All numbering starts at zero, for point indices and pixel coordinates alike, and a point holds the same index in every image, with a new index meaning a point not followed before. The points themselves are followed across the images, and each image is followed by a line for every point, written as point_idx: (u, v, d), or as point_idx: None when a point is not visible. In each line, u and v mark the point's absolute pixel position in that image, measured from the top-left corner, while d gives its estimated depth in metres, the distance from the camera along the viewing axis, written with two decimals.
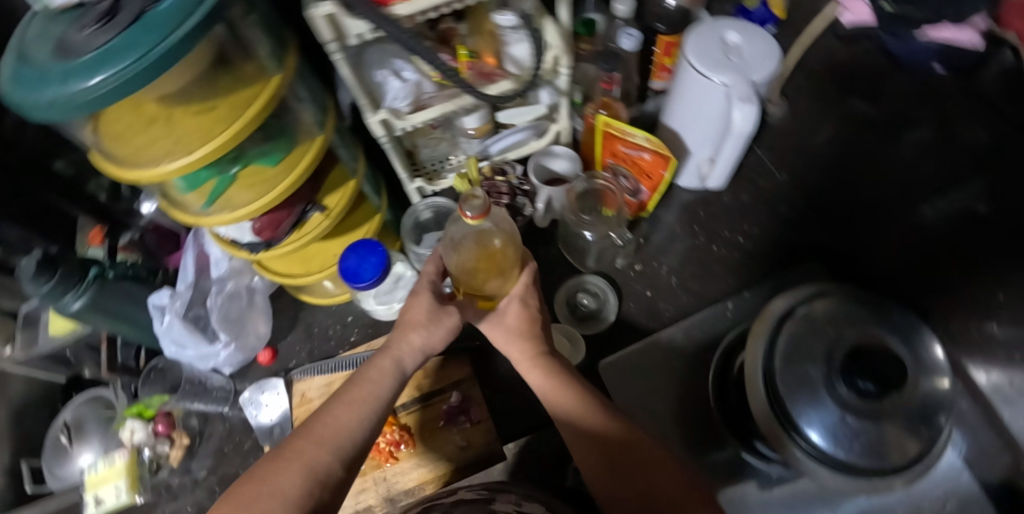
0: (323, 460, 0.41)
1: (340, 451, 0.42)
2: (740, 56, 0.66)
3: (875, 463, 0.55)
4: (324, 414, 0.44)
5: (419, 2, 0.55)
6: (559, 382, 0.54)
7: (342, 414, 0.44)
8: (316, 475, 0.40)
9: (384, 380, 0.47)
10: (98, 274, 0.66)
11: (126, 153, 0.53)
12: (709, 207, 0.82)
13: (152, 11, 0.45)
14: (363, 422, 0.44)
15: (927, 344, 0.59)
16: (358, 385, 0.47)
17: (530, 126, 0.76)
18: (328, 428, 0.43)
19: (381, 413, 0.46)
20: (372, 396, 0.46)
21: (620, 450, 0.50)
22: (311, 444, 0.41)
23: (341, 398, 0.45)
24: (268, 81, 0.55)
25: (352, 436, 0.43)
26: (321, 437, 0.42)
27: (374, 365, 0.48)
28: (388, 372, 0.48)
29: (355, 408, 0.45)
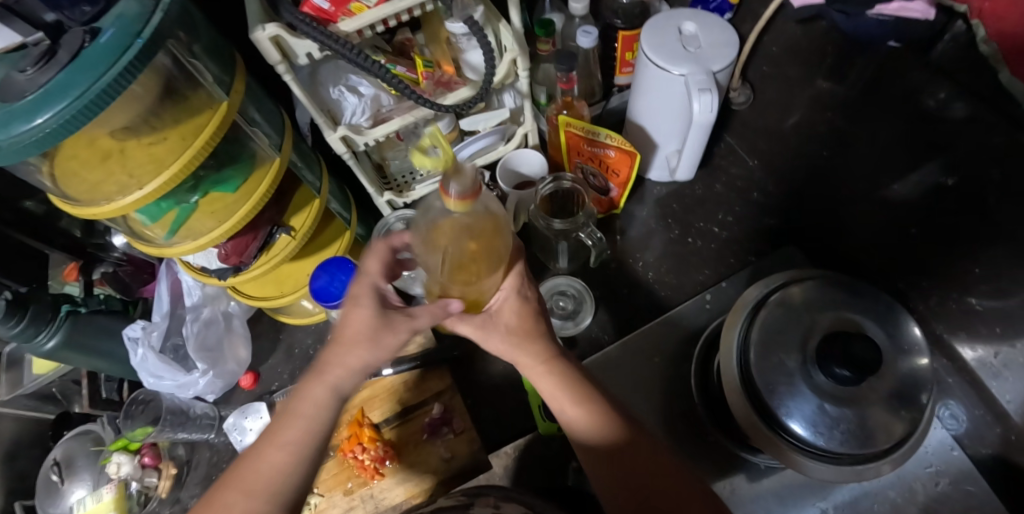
0: (253, 512, 0.38)
1: (273, 499, 0.39)
2: (697, 45, 0.65)
3: (863, 449, 0.53)
4: (254, 458, 0.41)
5: (363, 17, 0.55)
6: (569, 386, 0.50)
7: (273, 457, 0.41)
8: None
9: (320, 412, 0.43)
10: (70, 310, 0.67)
11: (81, 191, 0.53)
12: (682, 199, 0.81)
13: (89, 47, 0.44)
14: (297, 462, 0.41)
15: (904, 324, 0.58)
16: (290, 420, 0.42)
17: (497, 130, 0.75)
18: (258, 476, 0.40)
19: (318, 448, 0.42)
20: (305, 431, 0.42)
21: (621, 463, 0.46)
22: (240, 498, 0.39)
23: (271, 437, 0.42)
24: (218, 108, 0.55)
25: (287, 481, 0.40)
26: (251, 488, 0.39)
27: (304, 396, 0.43)
28: (323, 400, 0.43)
29: (287, 451, 0.41)
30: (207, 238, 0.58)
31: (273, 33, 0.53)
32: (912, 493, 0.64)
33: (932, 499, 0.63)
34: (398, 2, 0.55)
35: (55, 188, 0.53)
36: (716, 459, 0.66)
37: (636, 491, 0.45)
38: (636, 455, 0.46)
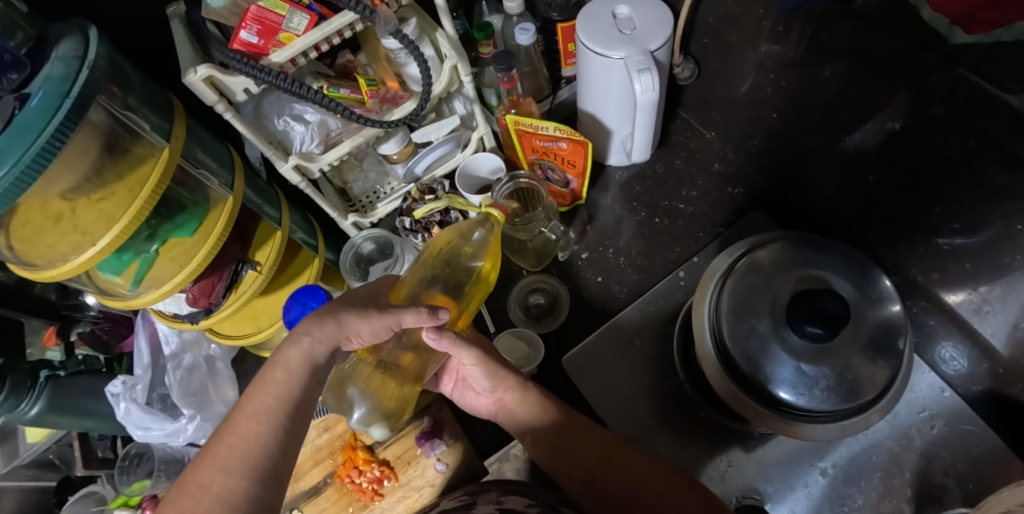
0: (234, 486, 0.38)
1: (252, 471, 0.39)
2: (632, 26, 0.66)
3: (852, 402, 0.53)
4: (224, 433, 0.41)
5: (294, 46, 0.55)
6: (532, 398, 0.56)
7: (246, 428, 0.41)
8: (229, 503, 0.37)
9: (291, 378, 0.44)
10: (49, 376, 0.69)
11: (35, 256, 0.52)
12: (645, 181, 0.82)
13: (23, 112, 0.44)
14: (269, 431, 0.41)
15: (873, 276, 0.58)
16: (260, 392, 0.43)
17: (451, 138, 0.74)
18: (231, 450, 0.39)
19: (290, 416, 0.43)
20: (277, 398, 0.43)
21: (567, 438, 0.54)
22: (217, 474, 0.38)
23: (241, 409, 0.42)
24: (160, 155, 0.55)
25: (263, 446, 0.40)
26: (227, 464, 0.38)
27: (276, 365, 0.44)
28: (293, 369, 0.44)
29: (260, 420, 0.41)
30: (171, 284, 0.58)
31: (206, 74, 0.53)
32: (906, 439, 0.64)
33: (928, 443, 0.64)
34: (325, 26, 0.56)
35: (12, 257, 0.52)
36: (708, 432, 0.66)
37: (587, 472, 0.52)
38: (582, 430, 0.54)
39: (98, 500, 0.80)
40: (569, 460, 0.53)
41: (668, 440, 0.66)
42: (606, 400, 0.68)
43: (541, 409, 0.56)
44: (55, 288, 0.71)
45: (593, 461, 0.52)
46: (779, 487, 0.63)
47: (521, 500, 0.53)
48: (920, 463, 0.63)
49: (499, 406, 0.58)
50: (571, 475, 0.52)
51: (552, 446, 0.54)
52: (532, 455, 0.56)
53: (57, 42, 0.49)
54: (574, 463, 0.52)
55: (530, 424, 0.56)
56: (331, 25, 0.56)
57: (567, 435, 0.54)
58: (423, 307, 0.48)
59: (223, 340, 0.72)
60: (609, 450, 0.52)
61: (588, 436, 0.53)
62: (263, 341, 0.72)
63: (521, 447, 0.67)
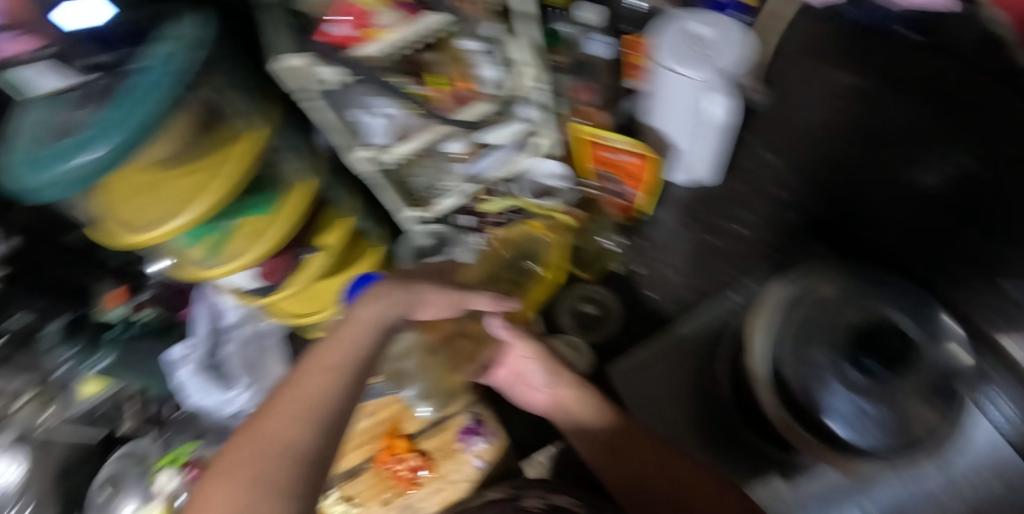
0: (301, 436, 0.39)
1: (321, 424, 0.40)
2: (709, 48, 0.65)
3: (900, 443, 0.53)
4: (296, 384, 0.42)
5: (386, 41, 0.56)
6: (592, 402, 0.56)
7: (317, 380, 0.42)
8: (299, 453, 0.38)
9: (360, 335, 0.46)
10: (116, 337, 0.74)
11: (121, 221, 0.55)
12: (703, 200, 0.82)
13: (134, 84, 0.48)
14: (339, 386, 0.42)
15: (940, 317, 0.56)
16: (332, 347, 0.45)
17: (512, 143, 0.73)
18: (301, 401, 0.41)
19: (357, 374, 0.44)
20: (347, 355, 0.45)
21: (621, 444, 0.54)
22: (287, 423, 0.39)
23: (314, 361, 0.44)
24: (253, 136, 0.58)
25: (331, 399, 0.41)
26: (297, 413, 0.40)
27: (351, 321, 0.47)
28: (365, 327, 0.47)
29: (332, 374, 0.43)
30: (244, 260, 0.61)
31: (304, 61, 0.55)
32: (956, 489, 0.62)
33: (978, 494, 0.62)
34: (418, 25, 0.57)
35: (102, 219, 0.56)
36: (751, 458, 0.65)
37: (634, 476, 0.52)
38: (636, 438, 0.54)
39: None
40: (620, 463, 0.53)
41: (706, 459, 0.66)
42: (648, 413, 0.69)
43: (599, 412, 0.56)
44: None
45: (643, 465, 0.52)
46: None
47: (569, 499, 0.54)
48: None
49: (555, 406, 0.58)
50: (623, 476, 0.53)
51: (604, 449, 0.54)
52: (584, 455, 0.56)
53: (170, 22, 0.52)
54: (625, 465, 0.53)
55: (587, 425, 0.56)
56: (423, 24, 0.57)
57: (621, 441, 0.54)
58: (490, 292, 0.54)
59: (280, 317, 0.75)
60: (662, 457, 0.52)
61: (641, 443, 0.53)
62: (314, 322, 0.76)
63: (544, 454, 0.72)
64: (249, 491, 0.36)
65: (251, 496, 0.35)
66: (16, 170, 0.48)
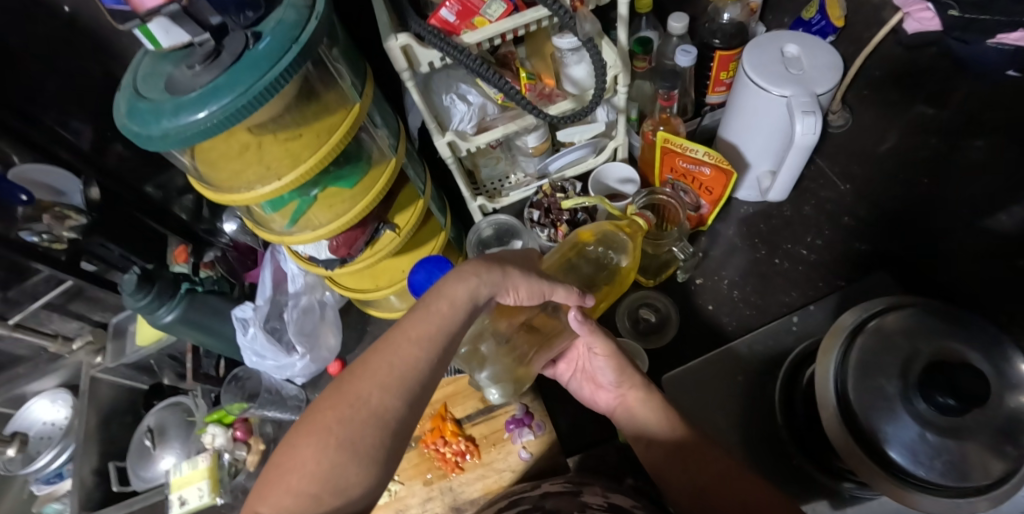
0: (389, 404, 0.41)
1: (406, 393, 0.41)
2: (800, 67, 0.66)
3: (957, 482, 0.53)
4: (385, 349, 0.43)
5: (486, 30, 0.58)
6: (655, 405, 0.57)
7: (406, 351, 0.43)
8: (385, 420, 0.40)
9: (455, 312, 0.45)
10: (188, 289, 0.72)
11: (221, 179, 0.58)
12: (770, 220, 0.81)
13: (251, 51, 0.49)
14: (426, 359, 0.43)
15: (1011, 360, 0.56)
16: (423, 318, 0.44)
17: (589, 144, 0.76)
18: (391, 369, 0.42)
19: (445, 350, 0.44)
20: (437, 329, 0.44)
21: (683, 452, 0.54)
22: (376, 389, 0.41)
23: (405, 331, 0.44)
24: (351, 109, 0.58)
25: (417, 371, 0.42)
26: (386, 382, 0.41)
27: (442, 295, 0.46)
28: (457, 305, 0.45)
29: (422, 347, 0.43)
30: (321, 231, 0.63)
31: (404, 42, 0.57)
32: None
33: None
34: (519, 18, 0.58)
35: (195, 170, 0.59)
36: (797, 482, 0.65)
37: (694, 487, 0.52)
38: (698, 449, 0.54)
39: (186, 411, 0.86)
40: (680, 472, 0.54)
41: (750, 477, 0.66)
42: (701, 423, 0.69)
43: (662, 416, 0.56)
44: None
45: (704, 477, 0.52)
46: None
47: (628, 500, 0.54)
48: None
49: (619, 404, 0.60)
50: (685, 485, 0.53)
51: (666, 455, 0.55)
52: (642, 457, 0.57)
53: None
54: (685, 474, 0.53)
55: (649, 430, 0.57)
56: (524, 18, 0.58)
57: (684, 449, 0.54)
58: (574, 287, 0.54)
59: (338, 289, 0.76)
60: (726, 469, 0.52)
61: (704, 455, 0.53)
62: (371, 299, 0.75)
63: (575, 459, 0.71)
64: (338, 451, 0.38)
65: (337, 457, 0.38)
66: (131, 121, 0.51)
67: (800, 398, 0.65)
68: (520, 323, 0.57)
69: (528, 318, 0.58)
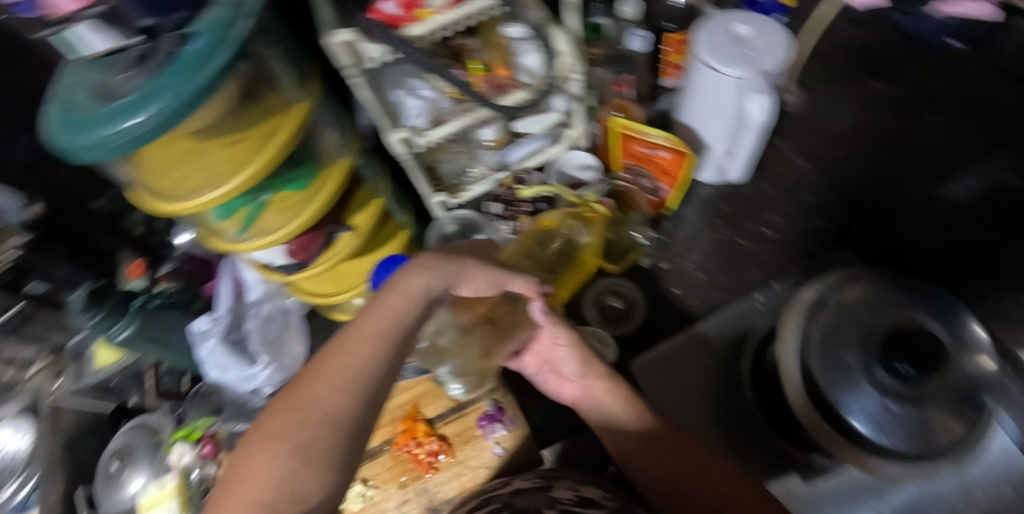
0: (343, 405, 0.39)
1: (361, 393, 0.40)
2: (751, 47, 0.66)
3: (920, 446, 0.54)
4: (339, 349, 0.42)
5: (432, 22, 0.57)
6: (621, 395, 0.58)
7: (360, 349, 0.41)
8: (338, 421, 0.38)
9: (407, 306, 0.45)
10: (141, 305, 0.72)
11: (165, 188, 0.56)
12: (732, 201, 0.80)
13: (183, 52, 0.47)
14: (380, 356, 0.42)
15: (966, 323, 0.58)
16: (375, 314, 0.44)
17: (547, 134, 0.76)
18: (345, 369, 0.40)
19: (400, 345, 0.43)
20: (391, 324, 0.43)
21: (655, 440, 0.56)
22: (328, 390, 0.39)
23: (357, 329, 0.43)
24: (294, 110, 0.57)
25: (372, 371, 0.41)
26: (340, 382, 0.40)
27: (394, 289, 0.45)
28: (411, 297, 0.45)
29: (376, 343, 0.42)
30: (276, 235, 0.61)
31: (347, 37, 0.56)
32: (970, 496, 0.63)
33: (992, 504, 0.63)
34: (465, 7, 0.57)
35: (141, 183, 0.57)
36: (767, 457, 0.66)
37: (665, 472, 0.54)
38: (668, 436, 0.55)
39: (151, 432, 0.84)
40: (653, 459, 0.55)
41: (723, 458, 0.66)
42: (670, 407, 0.69)
43: (629, 404, 0.58)
44: None
45: (672, 461, 0.54)
46: None
47: (597, 492, 0.55)
48: None
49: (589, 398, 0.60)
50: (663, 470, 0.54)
51: (636, 443, 0.56)
52: (609, 445, 0.58)
53: None
54: (657, 460, 0.55)
55: (617, 420, 0.58)
56: (470, 7, 0.57)
57: (655, 437, 0.56)
58: (533, 277, 0.53)
59: (301, 296, 0.75)
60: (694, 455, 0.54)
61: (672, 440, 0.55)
62: (335, 303, 0.75)
63: (556, 449, 0.70)
64: (291, 456, 0.36)
65: (293, 462, 0.36)
66: (62, 133, 0.49)
67: (766, 378, 0.65)
68: (480, 315, 0.58)
69: (487, 311, 0.59)
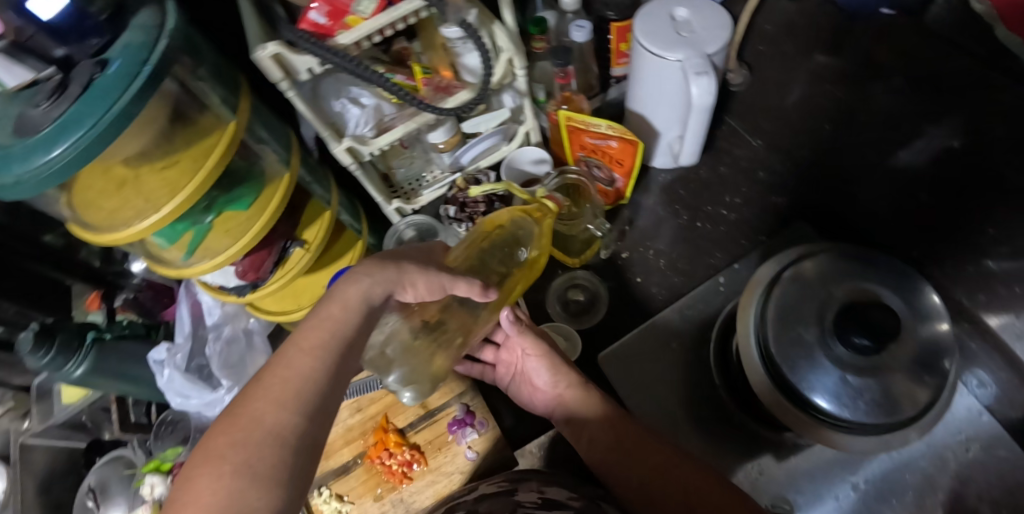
0: (285, 421, 0.38)
1: (305, 407, 0.39)
2: (691, 30, 0.65)
3: (884, 418, 0.53)
4: (280, 364, 0.40)
5: (360, 29, 0.55)
6: (593, 402, 0.61)
7: (300, 362, 0.40)
8: (283, 437, 0.37)
9: (348, 315, 0.43)
10: (95, 339, 0.70)
11: (99, 219, 0.54)
12: (689, 184, 0.82)
13: (100, 79, 0.46)
14: (322, 368, 0.41)
15: (920, 291, 0.58)
16: (315, 327, 0.42)
17: (498, 131, 0.75)
18: (285, 383, 0.39)
19: (343, 355, 0.42)
20: (331, 335, 0.42)
21: (625, 443, 0.57)
22: (270, 407, 0.38)
23: (296, 343, 0.42)
24: (227, 129, 0.56)
25: (315, 385, 0.40)
26: (281, 397, 0.38)
27: (333, 300, 0.44)
28: (349, 309, 0.44)
29: (315, 356, 0.41)
30: (223, 257, 0.59)
31: (274, 51, 0.54)
32: (941, 460, 0.63)
33: (963, 465, 0.63)
34: (393, 11, 0.55)
35: (74, 217, 0.55)
36: (739, 438, 0.66)
37: (634, 475, 0.56)
38: (637, 439, 0.57)
39: (127, 464, 0.82)
40: (622, 462, 0.57)
41: (696, 444, 0.66)
42: (641, 400, 0.69)
43: (601, 410, 0.60)
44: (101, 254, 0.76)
45: (641, 463, 0.56)
46: (809, 498, 0.63)
47: (564, 492, 0.56)
48: (953, 485, 0.62)
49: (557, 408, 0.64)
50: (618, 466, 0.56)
51: (608, 448, 0.58)
52: (584, 454, 0.60)
53: (135, 11, 0.50)
54: (627, 464, 0.56)
55: (590, 427, 0.60)
56: (399, 10, 0.55)
57: (624, 440, 0.57)
58: (477, 279, 0.51)
59: (262, 315, 0.74)
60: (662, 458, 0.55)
61: (642, 443, 0.57)
62: (296, 320, 0.73)
63: (536, 444, 0.70)
64: (235, 477, 0.34)
65: (237, 485, 0.34)
66: None
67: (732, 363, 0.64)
68: (431, 319, 0.55)
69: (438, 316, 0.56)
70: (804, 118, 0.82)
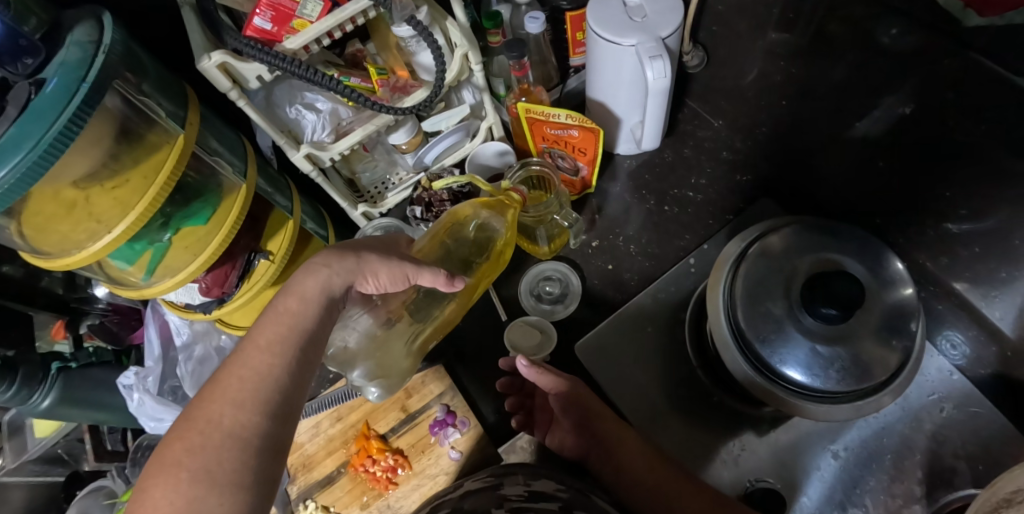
0: (245, 422, 0.37)
1: (264, 406, 0.38)
2: (643, 14, 0.65)
3: (858, 384, 0.54)
4: (236, 364, 0.40)
5: (308, 32, 0.54)
6: (631, 448, 0.61)
7: (258, 360, 0.40)
8: (242, 439, 0.36)
9: (306, 308, 0.43)
10: (60, 368, 0.71)
11: (51, 243, 0.52)
12: (654, 168, 0.82)
13: (37, 99, 0.43)
14: (282, 365, 0.40)
15: (884, 258, 0.58)
16: (273, 323, 0.42)
17: (460, 128, 0.73)
18: (242, 383, 0.39)
19: (303, 350, 0.42)
20: (290, 330, 0.42)
21: (668, 488, 0.58)
22: (229, 408, 0.37)
23: (253, 340, 0.41)
24: (176, 141, 0.54)
25: (277, 388, 0.39)
26: (238, 398, 0.38)
27: (290, 293, 0.44)
28: (309, 300, 0.44)
29: (273, 353, 0.40)
30: (186, 272, 0.59)
31: (219, 60, 0.53)
32: (918, 422, 0.64)
33: (939, 425, 0.63)
34: (340, 12, 0.55)
35: (25, 245, 0.53)
36: (719, 417, 0.66)
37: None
38: (678, 480, 0.58)
39: (108, 494, 0.81)
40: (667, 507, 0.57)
41: (679, 425, 0.66)
42: (620, 387, 0.69)
43: (640, 454, 0.61)
44: (62, 282, 0.74)
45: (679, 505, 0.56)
46: (792, 470, 0.63)
47: (550, 484, 0.56)
48: (930, 445, 0.63)
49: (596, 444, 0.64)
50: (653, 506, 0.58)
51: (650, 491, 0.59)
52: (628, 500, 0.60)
53: (70, 27, 0.48)
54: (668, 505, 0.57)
55: (631, 471, 0.61)
56: (346, 11, 0.55)
57: (665, 484, 0.58)
58: (440, 269, 0.52)
59: (231, 331, 0.73)
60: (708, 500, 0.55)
61: (684, 485, 0.57)
62: None
63: (527, 439, 0.68)
64: (191, 485, 0.33)
65: (197, 492, 0.33)
66: None
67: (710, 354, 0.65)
68: (395, 313, 0.57)
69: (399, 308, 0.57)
70: (762, 95, 0.83)
